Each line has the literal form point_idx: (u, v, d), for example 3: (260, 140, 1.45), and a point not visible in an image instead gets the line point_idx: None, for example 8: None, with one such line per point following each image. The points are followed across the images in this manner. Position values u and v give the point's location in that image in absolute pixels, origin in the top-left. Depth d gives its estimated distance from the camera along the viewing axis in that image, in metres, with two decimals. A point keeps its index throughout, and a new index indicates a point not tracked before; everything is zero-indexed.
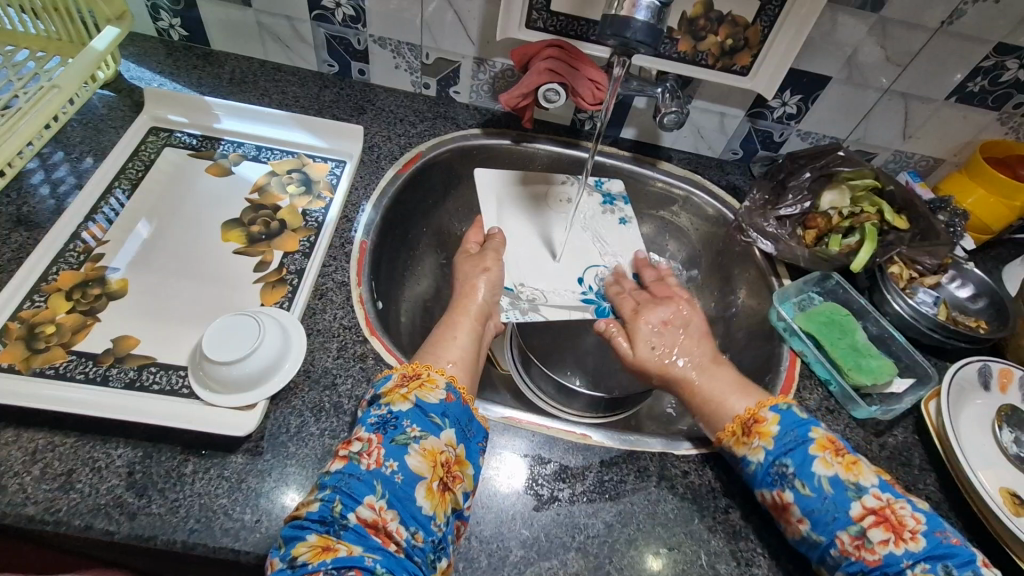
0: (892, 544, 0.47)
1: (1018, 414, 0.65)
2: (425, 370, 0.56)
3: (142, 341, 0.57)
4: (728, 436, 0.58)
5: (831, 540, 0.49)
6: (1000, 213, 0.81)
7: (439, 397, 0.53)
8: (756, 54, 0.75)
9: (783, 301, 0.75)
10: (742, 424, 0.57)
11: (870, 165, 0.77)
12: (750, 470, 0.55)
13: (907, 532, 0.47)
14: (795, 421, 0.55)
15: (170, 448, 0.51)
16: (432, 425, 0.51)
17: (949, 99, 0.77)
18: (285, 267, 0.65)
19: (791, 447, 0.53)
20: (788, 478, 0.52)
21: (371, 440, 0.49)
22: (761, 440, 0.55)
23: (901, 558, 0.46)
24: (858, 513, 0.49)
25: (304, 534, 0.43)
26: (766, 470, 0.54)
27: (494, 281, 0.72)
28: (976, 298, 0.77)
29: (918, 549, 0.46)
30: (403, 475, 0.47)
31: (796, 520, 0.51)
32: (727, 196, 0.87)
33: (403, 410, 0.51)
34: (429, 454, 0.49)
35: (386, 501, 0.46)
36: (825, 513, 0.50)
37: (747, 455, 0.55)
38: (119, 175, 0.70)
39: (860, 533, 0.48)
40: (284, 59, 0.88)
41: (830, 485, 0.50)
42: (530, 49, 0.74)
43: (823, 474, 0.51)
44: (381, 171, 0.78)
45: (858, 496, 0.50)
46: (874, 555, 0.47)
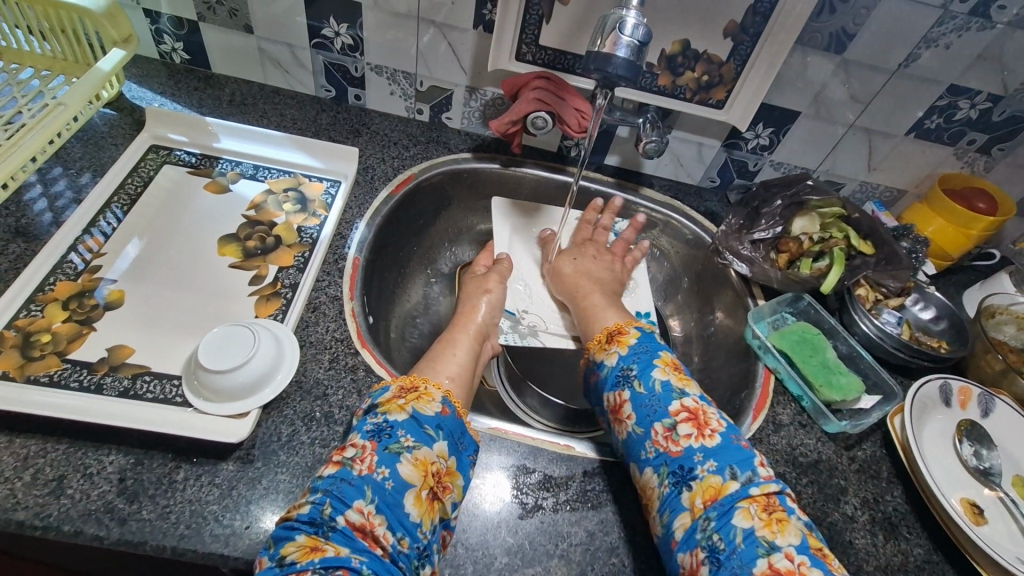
0: (693, 439, 0.54)
1: (977, 429, 0.68)
2: (423, 383, 0.58)
3: (137, 350, 0.58)
4: (596, 345, 0.69)
5: (648, 431, 0.57)
6: (959, 241, 0.86)
7: (435, 410, 0.55)
8: (730, 89, 0.81)
9: (758, 321, 0.78)
10: (608, 335, 0.69)
11: (837, 196, 0.82)
12: (605, 372, 0.65)
13: (708, 430, 0.55)
14: (649, 341, 0.66)
15: (162, 455, 0.52)
16: (426, 436, 0.52)
17: (909, 135, 0.83)
18: (280, 281, 0.67)
19: (640, 356, 0.64)
20: (629, 378, 0.62)
21: (365, 447, 0.50)
22: (618, 346, 0.66)
23: (696, 451, 0.53)
24: (675, 410, 0.57)
25: (294, 534, 0.44)
26: (616, 372, 0.64)
27: (494, 303, 0.77)
28: (939, 319, 0.81)
29: (712, 444, 0.54)
30: (393, 482, 0.49)
31: (625, 416, 0.59)
32: (705, 221, 0.91)
33: (399, 420, 0.53)
34: (421, 464, 0.50)
35: (375, 507, 0.47)
36: (649, 407, 0.58)
37: (606, 358, 0.66)
38: (119, 190, 0.72)
39: (671, 426, 0.56)
40: (283, 84, 0.92)
41: (660, 386, 0.59)
42: (519, 80, 0.78)
43: (658, 378, 0.60)
44: (375, 191, 0.81)
45: (680, 397, 0.58)
46: (677, 447, 0.54)
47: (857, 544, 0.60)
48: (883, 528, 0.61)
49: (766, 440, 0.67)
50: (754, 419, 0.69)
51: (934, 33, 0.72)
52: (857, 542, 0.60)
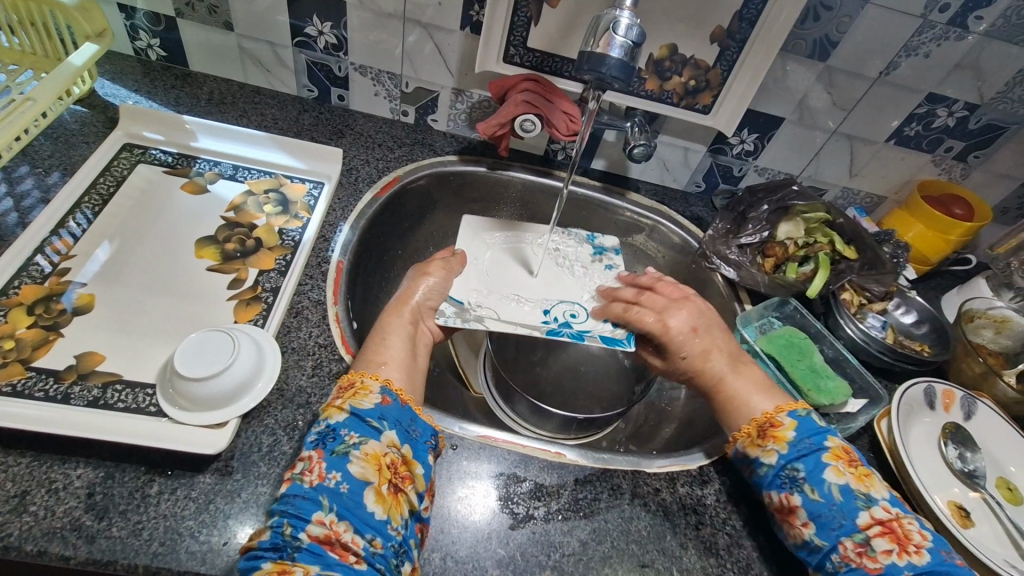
0: (896, 556, 0.47)
1: (961, 432, 0.69)
2: (359, 377, 0.55)
3: (109, 357, 0.55)
4: (744, 437, 0.58)
5: (834, 546, 0.50)
6: (938, 246, 0.88)
7: (374, 401, 0.52)
8: (716, 95, 0.81)
9: (745, 325, 0.79)
10: (758, 427, 0.58)
11: (822, 201, 0.83)
12: (763, 470, 0.56)
13: (912, 545, 0.48)
14: (811, 431, 0.55)
15: (133, 468, 0.49)
16: (371, 430, 0.50)
17: (889, 142, 0.85)
18: (261, 285, 0.65)
19: (805, 453, 0.54)
20: (798, 482, 0.53)
21: (313, 457, 0.49)
22: (775, 443, 0.55)
23: (903, 569, 0.47)
24: (865, 523, 0.49)
25: (259, 563, 0.42)
26: (777, 472, 0.54)
27: (434, 287, 0.70)
28: (920, 323, 0.82)
29: (921, 563, 0.47)
30: (348, 484, 0.47)
31: (800, 525, 0.52)
32: (691, 225, 0.91)
33: (341, 421, 0.51)
34: (371, 458, 0.49)
35: (336, 514, 0.45)
36: (830, 520, 0.50)
37: (761, 455, 0.56)
38: (89, 190, 0.69)
39: (864, 541, 0.49)
40: (264, 83, 0.90)
41: (839, 493, 0.51)
42: (507, 82, 0.78)
43: (834, 482, 0.51)
44: (359, 193, 0.79)
45: (867, 507, 0.50)
46: (875, 564, 0.48)
47: None
48: None
49: None
50: None
51: (914, 42, 0.73)
52: None
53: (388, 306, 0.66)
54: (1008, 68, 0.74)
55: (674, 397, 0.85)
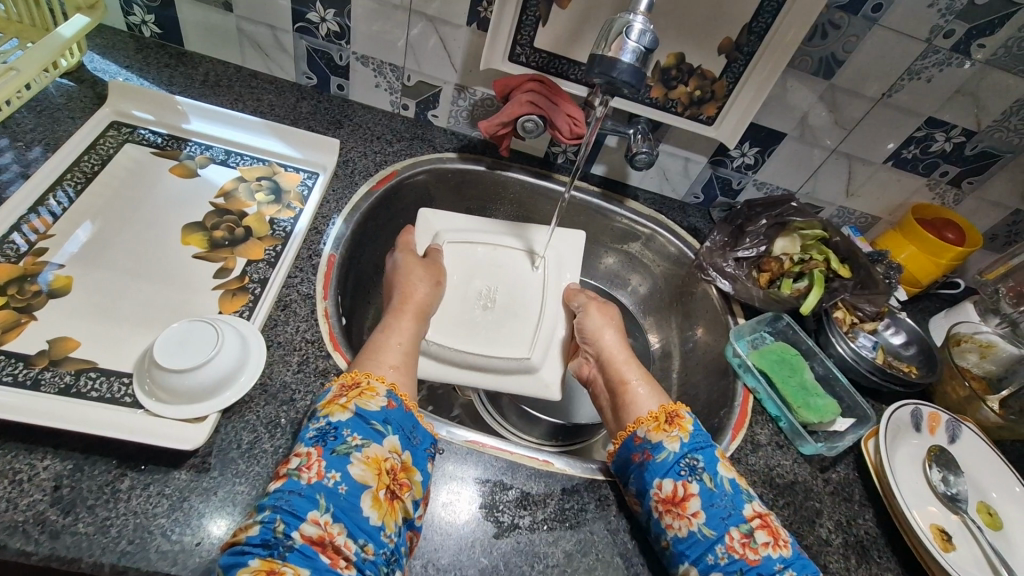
0: (771, 548, 0.50)
1: (945, 455, 0.69)
2: (364, 378, 0.55)
3: (84, 344, 0.53)
4: (648, 423, 0.59)
5: (720, 535, 0.50)
6: (928, 269, 0.89)
7: (379, 404, 0.52)
8: (721, 106, 0.81)
9: (738, 338, 0.78)
10: (666, 414, 0.59)
11: (819, 218, 0.83)
12: (662, 455, 0.55)
13: (782, 540, 0.51)
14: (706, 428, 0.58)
15: (104, 462, 0.47)
16: (374, 433, 0.50)
17: (887, 164, 0.85)
18: (248, 276, 0.62)
19: (702, 445, 0.56)
20: (697, 471, 0.54)
21: (311, 454, 0.48)
22: (679, 431, 0.57)
23: (776, 561, 0.49)
24: (749, 514, 0.52)
25: (244, 559, 0.41)
26: (677, 459, 0.55)
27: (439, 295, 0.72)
28: (908, 344, 0.83)
29: (789, 555, 0.50)
30: (346, 486, 0.46)
31: (691, 513, 0.52)
32: (688, 235, 0.91)
33: (343, 420, 0.50)
34: (373, 462, 0.48)
35: (331, 515, 0.44)
36: (722, 508, 0.52)
37: (665, 440, 0.56)
38: (72, 168, 0.67)
39: (749, 532, 0.50)
40: (262, 67, 0.87)
41: (729, 485, 0.53)
42: (512, 81, 0.76)
43: (724, 475, 0.54)
44: (355, 186, 0.77)
45: (749, 500, 0.53)
46: (756, 555, 0.49)
47: (830, 568, 0.60)
48: (855, 552, 0.62)
49: (743, 460, 0.67)
50: (733, 439, 0.69)
51: (917, 66, 0.74)
52: (830, 566, 0.60)
53: (379, 321, 0.65)
54: (1007, 96, 0.75)
55: None
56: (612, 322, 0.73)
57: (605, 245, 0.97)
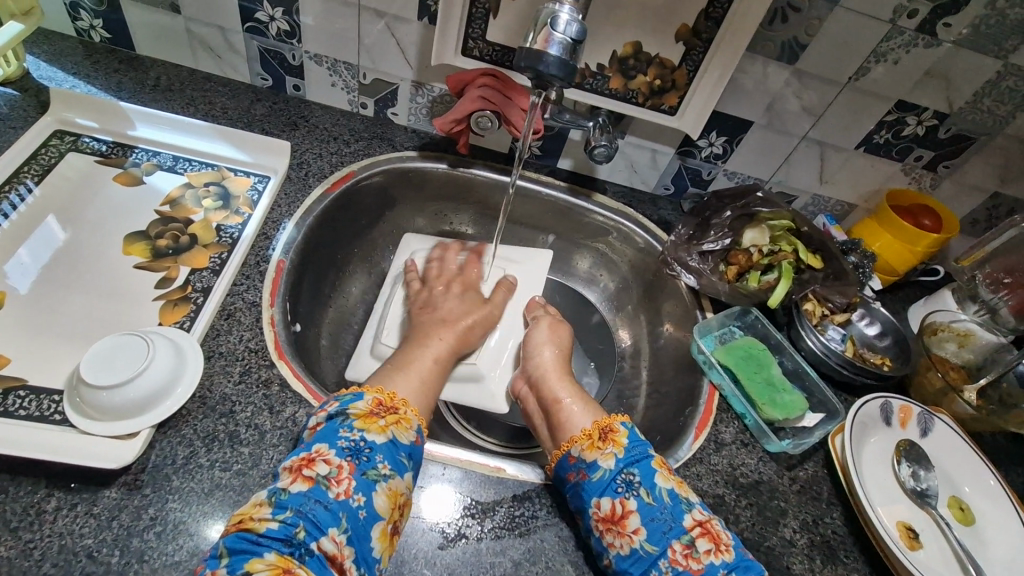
0: (714, 555, 0.49)
1: (916, 449, 0.68)
2: (401, 405, 0.54)
3: (13, 360, 0.52)
4: (582, 440, 0.57)
5: (663, 549, 0.50)
6: (905, 257, 0.86)
7: (411, 439, 0.51)
8: (682, 95, 0.79)
9: (704, 334, 0.76)
10: (598, 430, 0.58)
11: (788, 209, 0.80)
12: (597, 474, 0.54)
13: (724, 545, 0.50)
14: (642, 439, 0.57)
15: (31, 482, 0.46)
16: (401, 465, 0.49)
17: (859, 150, 0.83)
18: (191, 285, 0.61)
19: (638, 459, 0.55)
20: (633, 486, 0.53)
21: (343, 467, 0.46)
22: (613, 447, 0.56)
23: (720, 568, 0.48)
24: (689, 523, 0.51)
25: (260, 550, 0.40)
26: (612, 476, 0.54)
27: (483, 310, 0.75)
28: (883, 336, 0.80)
29: (731, 560, 0.49)
30: (367, 513, 0.45)
31: (631, 531, 0.50)
32: (656, 228, 0.89)
33: (379, 444, 0.48)
34: (394, 495, 0.47)
35: (348, 536, 0.43)
36: (662, 521, 0.51)
37: (598, 458, 0.55)
38: (12, 179, 0.66)
39: (690, 542, 0.49)
40: (215, 70, 0.85)
41: (668, 496, 0.52)
42: (465, 77, 0.74)
43: (663, 486, 0.53)
44: (308, 189, 0.75)
45: (689, 509, 0.52)
46: (699, 565, 0.48)
47: (793, 569, 0.58)
48: (821, 553, 0.60)
49: (706, 460, 0.65)
50: (695, 438, 0.67)
51: (883, 48, 0.71)
52: (794, 567, 0.59)
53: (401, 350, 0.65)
54: (978, 77, 0.72)
55: (633, 405, 0.83)
56: (556, 338, 0.73)
57: (575, 240, 0.95)
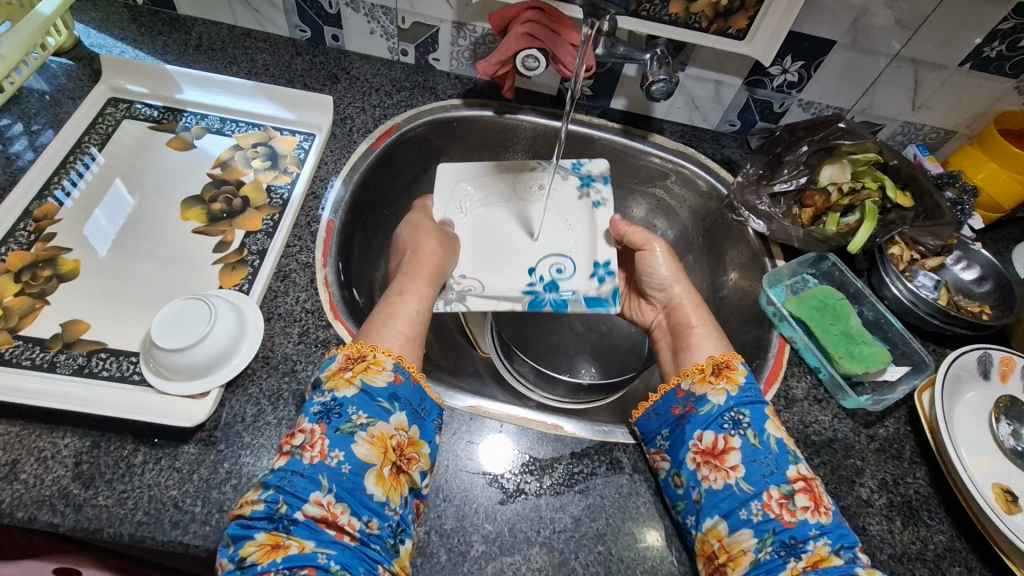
0: (810, 513, 0.48)
1: (1018, 406, 0.61)
2: (369, 350, 0.52)
3: (93, 325, 0.56)
4: (693, 374, 0.57)
5: (758, 491, 0.49)
6: (1013, 190, 0.75)
7: (386, 380, 0.50)
8: (753, 16, 0.70)
9: (774, 284, 0.71)
10: (713, 365, 0.57)
11: (874, 140, 0.71)
12: (706, 408, 0.54)
13: (823, 506, 0.48)
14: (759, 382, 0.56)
15: (119, 438, 0.49)
16: (380, 411, 0.49)
17: (963, 67, 0.71)
18: (247, 248, 0.62)
19: (752, 401, 0.54)
20: (741, 426, 0.52)
21: (314, 431, 0.47)
22: (727, 383, 0.55)
23: (812, 527, 0.47)
24: (793, 475, 0.50)
25: (252, 532, 0.42)
26: (721, 412, 0.53)
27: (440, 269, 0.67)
28: (982, 281, 0.72)
29: (828, 522, 0.48)
30: (350, 465, 0.45)
31: (728, 467, 0.51)
32: (720, 169, 0.82)
33: (348, 397, 0.48)
34: (377, 441, 0.47)
35: (334, 495, 0.44)
36: (764, 465, 0.50)
37: (710, 393, 0.55)
38: (75, 149, 0.68)
39: (789, 493, 0.49)
40: (254, 25, 0.82)
41: (776, 444, 0.51)
42: (508, 13, 0.69)
43: (773, 435, 0.52)
44: (353, 145, 0.74)
45: (796, 462, 0.51)
46: (792, 518, 0.48)
47: (870, 530, 0.55)
48: (901, 514, 0.56)
49: (775, 417, 0.62)
50: (764, 394, 0.63)
51: None
52: (871, 528, 0.55)
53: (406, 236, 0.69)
54: None
55: None
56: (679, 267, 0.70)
57: (630, 186, 0.89)
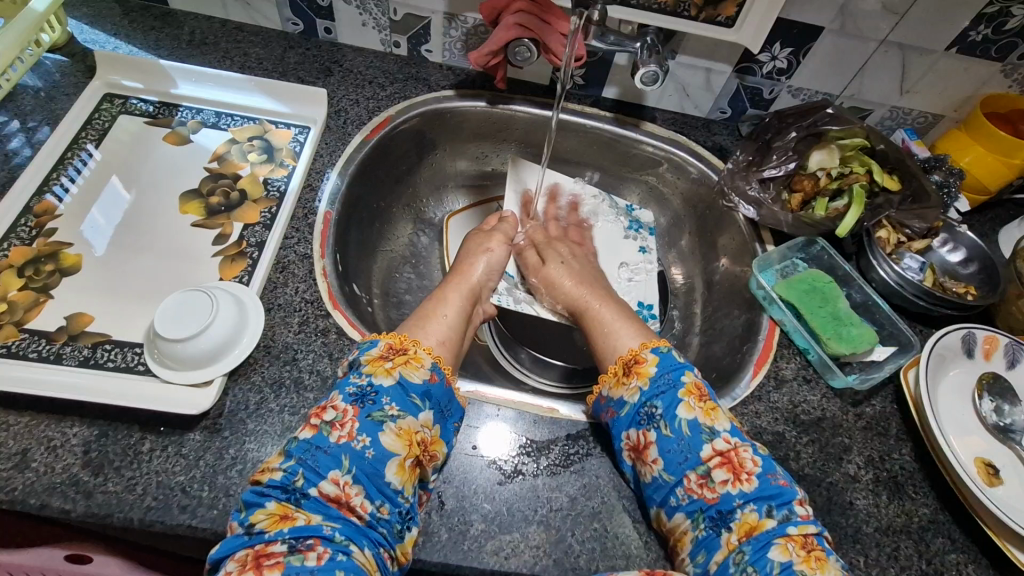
0: (730, 485, 0.49)
1: (1001, 382, 0.63)
2: (412, 345, 0.54)
3: (97, 318, 0.57)
4: (608, 378, 0.58)
5: (679, 478, 0.50)
6: (999, 172, 0.76)
7: (423, 377, 0.52)
8: (741, 3, 0.70)
9: (765, 268, 0.72)
10: (623, 364, 0.58)
11: (861, 124, 0.72)
12: (624, 409, 0.55)
13: (745, 474, 0.49)
14: (672, 368, 0.56)
15: (126, 427, 0.51)
16: (413, 406, 0.50)
17: (950, 51, 0.72)
18: (245, 240, 0.63)
19: (664, 390, 0.54)
20: (655, 419, 0.53)
21: (347, 412, 0.48)
22: (637, 380, 0.55)
23: (736, 497, 0.48)
24: (706, 453, 0.50)
25: (264, 500, 0.44)
26: (636, 409, 0.54)
27: (494, 264, 0.71)
28: (967, 262, 0.74)
29: (751, 490, 0.48)
30: (374, 451, 0.47)
31: (651, 460, 0.52)
32: (712, 156, 0.83)
33: (385, 385, 0.50)
34: (404, 434, 0.49)
35: (352, 476, 0.46)
36: (678, 453, 0.51)
37: (623, 394, 0.55)
38: (74, 144, 0.68)
39: (705, 473, 0.50)
40: (247, 18, 0.83)
41: (687, 427, 0.52)
42: (500, 2, 0.70)
43: (684, 418, 0.52)
44: (348, 137, 0.75)
45: (710, 439, 0.51)
46: (714, 494, 0.49)
47: (857, 504, 0.57)
48: (887, 488, 0.58)
49: (765, 398, 0.63)
50: (754, 375, 0.65)
51: None
52: (858, 502, 0.57)
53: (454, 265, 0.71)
54: None
55: (687, 342, 0.81)
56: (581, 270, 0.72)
57: (623, 174, 0.90)
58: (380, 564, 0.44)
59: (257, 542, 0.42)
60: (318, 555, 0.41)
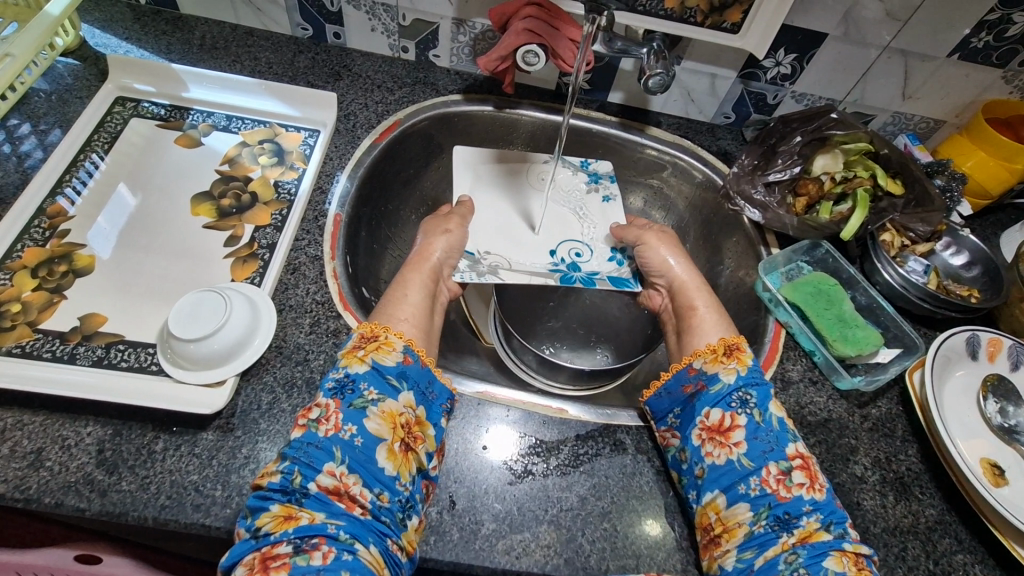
0: (804, 489, 0.50)
1: (1005, 384, 0.64)
2: (382, 331, 0.54)
3: (110, 318, 0.57)
4: (705, 354, 0.58)
5: (757, 467, 0.51)
6: (1000, 177, 0.77)
7: (396, 359, 0.52)
8: (746, 10, 0.71)
9: (770, 271, 0.73)
10: (724, 346, 0.59)
11: (865, 129, 0.74)
12: (717, 387, 0.56)
13: (818, 483, 0.51)
14: None
15: (140, 426, 0.51)
16: (391, 388, 0.51)
17: (952, 57, 0.73)
18: (257, 242, 0.64)
19: (758, 382, 0.56)
20: (748, 405, 0.54)
21: (329, 406, 0.49)
22: (738, 364, 0.57)
23: (805, 503, 0.49)
24: (791, 453, 0.52)
25: (266, 504, 0.44)
26: (729, 391, 0.55)
27: (454, 243, 0.71)
28: (971, 265, 0.74)
29: (820, 499, 0.50)
30: (362, 439, 0.48)
31: (733, 443, 0.53)
32: (716, 161, 0.84)
33: (361, 373, 0.51)
34: (388, 416, 0.49)
35: (347, 467, 0.46)
36: (765, 442, 0.52)
37: (721, 372, 0.57)
38: (86, 146, 0.69)
39: (785, 470, 0.51)
40: (256, 23, 0.84)
41: (777, 422, 0.54)
42: (508, 9, 0.71)
43: (775, 413, 0.54)
44: (357, 140, 0.75)
45: (795, 439, 0.53)
46: (787, 493, 0.50)
47: (864, 505, 0.57)
48: (893, 489, 0.59)
49: None
50: None
51: None
52: (865, 503, 0.58)
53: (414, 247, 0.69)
54: None
55: None
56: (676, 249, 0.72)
57: (628, 178, 0.91)
58: (387, 557, 0.44)
59: (264, 545, 0.42)
60: (324, 554, 0.41)
